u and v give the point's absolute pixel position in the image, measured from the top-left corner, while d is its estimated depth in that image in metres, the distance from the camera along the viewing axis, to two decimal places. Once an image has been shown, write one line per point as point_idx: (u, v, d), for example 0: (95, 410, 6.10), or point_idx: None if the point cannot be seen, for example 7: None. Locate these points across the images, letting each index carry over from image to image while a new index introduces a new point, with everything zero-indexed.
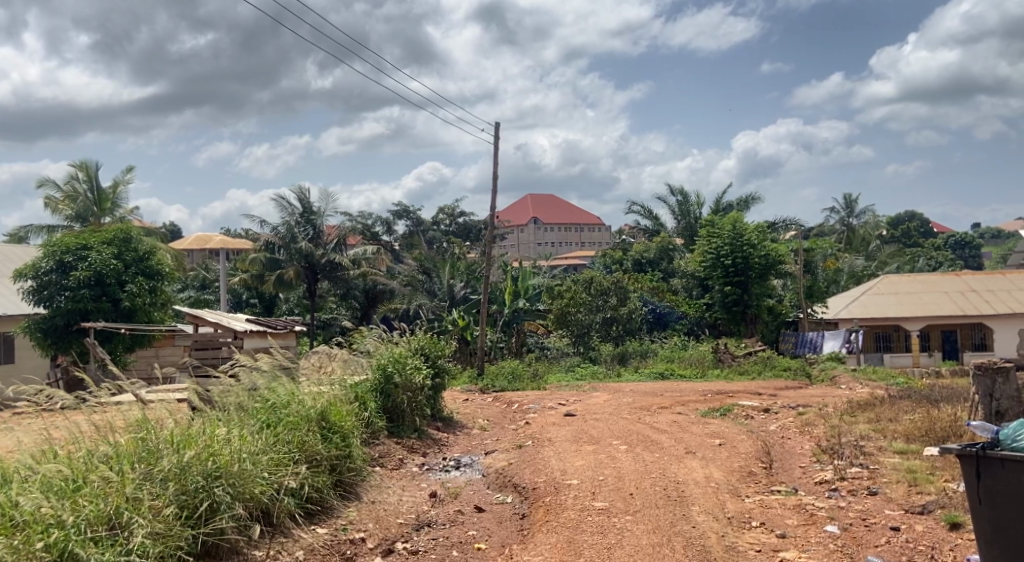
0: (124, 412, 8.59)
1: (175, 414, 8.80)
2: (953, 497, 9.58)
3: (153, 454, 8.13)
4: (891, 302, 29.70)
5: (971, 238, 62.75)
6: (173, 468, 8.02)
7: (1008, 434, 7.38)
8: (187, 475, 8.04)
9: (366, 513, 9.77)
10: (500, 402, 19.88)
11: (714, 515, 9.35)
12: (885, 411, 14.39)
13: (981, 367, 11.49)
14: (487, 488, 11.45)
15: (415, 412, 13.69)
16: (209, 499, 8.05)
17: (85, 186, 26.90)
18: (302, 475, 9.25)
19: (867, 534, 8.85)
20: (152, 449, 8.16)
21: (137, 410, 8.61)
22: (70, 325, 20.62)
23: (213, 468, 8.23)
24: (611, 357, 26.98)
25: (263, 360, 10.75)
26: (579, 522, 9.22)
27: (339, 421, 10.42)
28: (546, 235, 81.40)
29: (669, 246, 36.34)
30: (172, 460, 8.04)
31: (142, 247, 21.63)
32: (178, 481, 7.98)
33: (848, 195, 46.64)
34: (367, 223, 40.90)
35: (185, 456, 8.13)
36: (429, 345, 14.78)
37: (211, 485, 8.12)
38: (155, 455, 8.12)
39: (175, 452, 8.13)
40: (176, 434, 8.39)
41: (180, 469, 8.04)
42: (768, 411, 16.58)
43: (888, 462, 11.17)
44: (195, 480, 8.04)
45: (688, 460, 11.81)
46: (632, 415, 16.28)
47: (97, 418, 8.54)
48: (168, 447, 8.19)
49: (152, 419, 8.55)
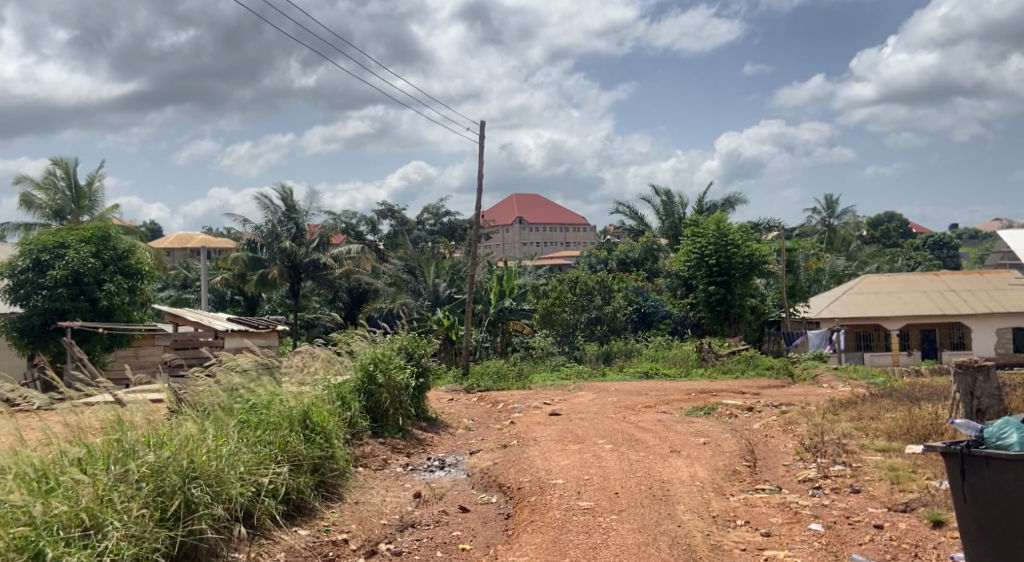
0: (99, 410, 8.54)
1: (151, 414, 8.73)
2: (935, 495, 9.61)
3: (129, 454, 8.07)
4: (872, 302, 29.83)
5: (949, 238, 63.18)
6: (149, 468, 7.96)
7: (992, 433, 7.42)
8: (163, 476, 7.97)
9: (349, 514, 9.70)
10: (484, 402, 19.81)
11: (698, 515, 9.34)
12: (867, 410, 14.41)
13: (962, 365, 11.59)
14: (472, 488, 11.42)
15: (398, 412, 13.64)
16: (185, 500, 7.97)
17: (64, 183, 26.81)
18: (283, 475, 9.20)
19: (851, 533, 8.87)
20: (128, 449, 8.11)
21: (112, 410, 8.55)
22: (47, 324, 20.45)
23: (190, 468, 8.17)
24: (596, 356, 27.09)
25: (244, 358, 10.71)
26: (564, 522, 9.20)
27: (322, 422, 10.37)
28: (531, 235, 81.35)
29: (654, 246, 36.44)
30: (148, 460, 7.98)
31: (121, 246, 21.48)
32: (154, 481, 7.91)
33: (830, 195, 46.89)
34: (350, 222, 40.82)
35: (162, 456, 8.08)
36: (412, 344, 14.72)
37: (188, 485, 8.05)
38: (131, 455, 8.06)
39: (150, 452, 8.07)
40: (151, 435, 8.33)
41: (156, 470, 7.99)
42: (751, 410, 16.58)
43: (870, 460, 11.20)
44: (171, 481, 7.96)
45: (672, 459, 11.79)
46: (616, 415, 16.22)
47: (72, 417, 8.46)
48: (144, 448, 8.15)
49: (128, 418, 8.50)
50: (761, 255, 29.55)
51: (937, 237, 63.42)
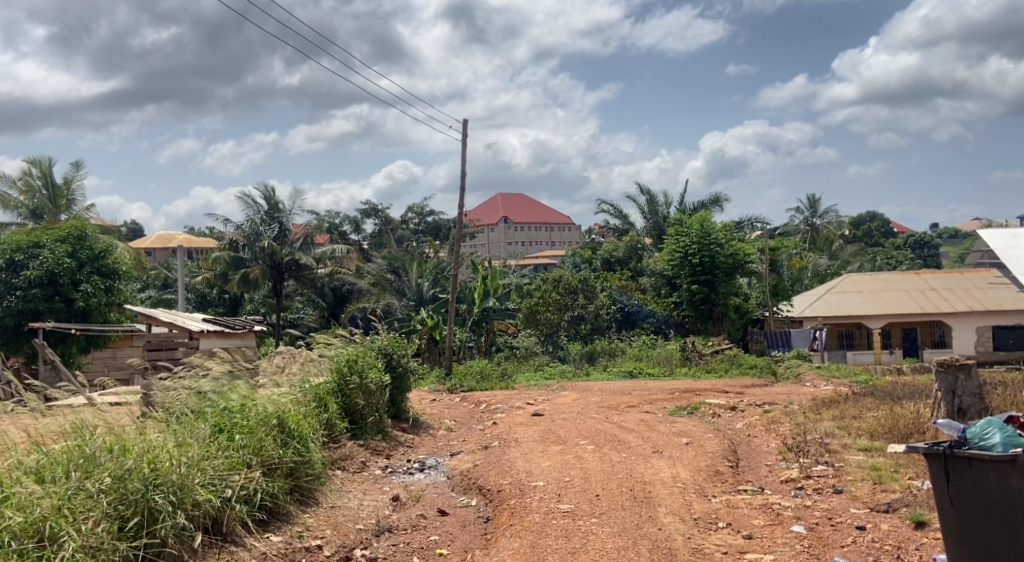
0: (57, 417, 8.48)
1: (112, 420, 8.64)
2: (917, 495, 9.56)
3: (90, 462, 7.97)
4: (855, 301, 29.82)
5: (930, 238, 63.66)
6: (111, 476, 7.87)
7: (974, 433, 7.34)
8: (125, 485, 7.86)
9: (323, 519, 9.55)
10: (467, 402, 19.72)
11: (680, 517, 9.25)
12: (849, 408, 14.40)
13: (944, 365, 11.55)
14: (452, 491, 11.29)
15: (378, 413, 13.48)
16: (147, 509, 7.83)
17: (40, 183, 26.57)
18: (255, 481, 9.05)
19: (833, 534, 8.79)
20: (89, 455, 8.02)
21: (71, 416, 8.48)
22: (21, 325, 20.20)
23: (153, 476, 8.03)
24: (580, 356, 27.03)
25: (216, 365, 10.59)
26: (543, 526, 9.07)
27: (297, 426, 10.20)
28: (517, 235, 81.15)
29: (638, 245, 36.36)
30: (108, 469, 7.88)
31: (98, 245, 21.20)
32: (115, 490, 7.80)
33: (812, 196, 47.46)
34: (334, 221, 40.56)
35: (123, 464, 7.97)
36: (392, 345, 14.56)
37: (151, 492, 7.91)
38: (92, 462, 7.97)
39: (110, 461, 7.97)
40: (113, 441, 8.23)
41: (117, 478, 7.88)
42: (735, 410, 16.47)
43: (852, 459, 11.14)
44: (132, 489, 7.84)
45: (655, 460, 11.71)
46: (601, 414, 16.12)
47: (27, 425, 8.39)
48: (106, 455, 8.04)
49: (89, 424, 8.43)
50: (744, 254, 29.55)
51: (917, 237, 63.81)
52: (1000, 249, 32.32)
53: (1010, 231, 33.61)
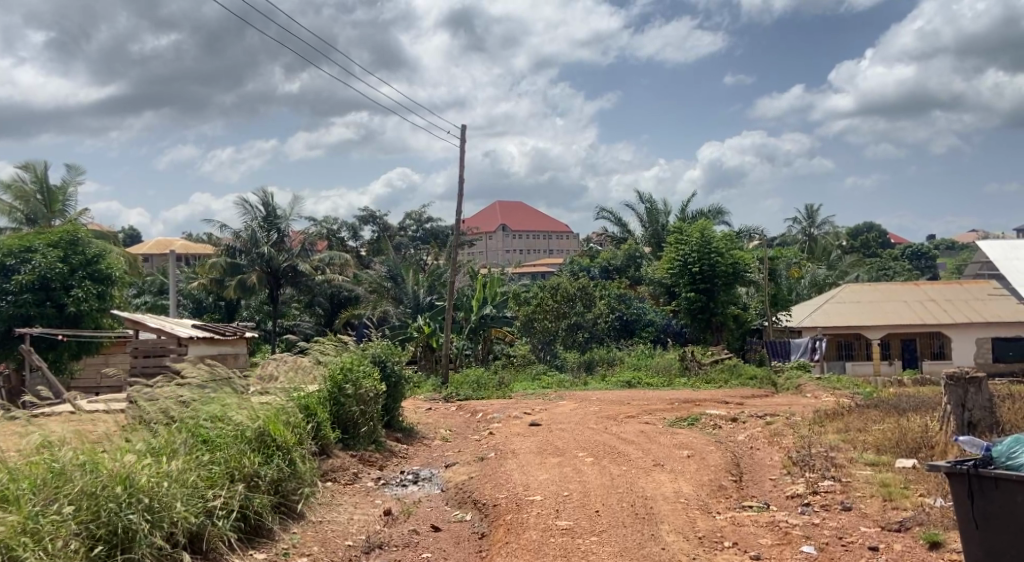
0: (25, 434, 8.13)
1: (83, 435, 8.27)
2: (930, 513, 9.15)
3: (60, 477, 7.59)
4: (855, 311, 29.47)
5: (927, 249, 63.37)
6: (83, 492, 7.50)
7: (1001, 451, 6.94)
8: (98, 503, 7.49)
9: (311, 536, 9.14)
10: (464, 411, 19.34)
11: (684, 536, 8.85)
12: (854, 420, 14.02)
13: (953, 377, 11.18)
14: (446, 505, 10.89)
15: (370, 423, 13.02)
16: (122, 527, 7.46)
17: (35, 187, 26.11)
18: (238, 493, 8.64)
19: (845, 555, 8.40)
20: (60, 469, 7.64)
21: (39, 432, 8.12)
22: (11, 330, 19.77)
23: (128, 493, 7.64)
24: (577, 365, 26.53)
25: (200, 377, 10.18)
26: (542, 545, 8.67)
27: (280, 437, 9.75)
28: (514, 243, 80.94)
29: (636, 254, 35.89)
30: (79, 485, 7.52)
31: (91, 250, 20.78)
32: (87, 507, 7.44)
33: (811, 206, 47.49)
34: (332, 228, 40.19)
35: (96, 481, 7.58)
36: (387, 352, 14.17)
37: (126, 511, 7.53)
38: (62, 477, 7.59)
39: (84, 476, 7.61)
40: (84, 455, 7.83)
41: (89, 495, 7.51)
42: (735, 421, 16.14)
43: (860, 475, 10.74)
44: (106, 508, 7.47)
45: (656, 473, 11.33)
46: (599, 425, 15.78)
47: None
48: (77, 470, 7.66)
49: (60, 439, 8.06)
50: (744, 264, 29.31)
51: (914, 248, 63.60)
52: (1000, 262, 32.02)
53: (1009, 242, 33.36)
